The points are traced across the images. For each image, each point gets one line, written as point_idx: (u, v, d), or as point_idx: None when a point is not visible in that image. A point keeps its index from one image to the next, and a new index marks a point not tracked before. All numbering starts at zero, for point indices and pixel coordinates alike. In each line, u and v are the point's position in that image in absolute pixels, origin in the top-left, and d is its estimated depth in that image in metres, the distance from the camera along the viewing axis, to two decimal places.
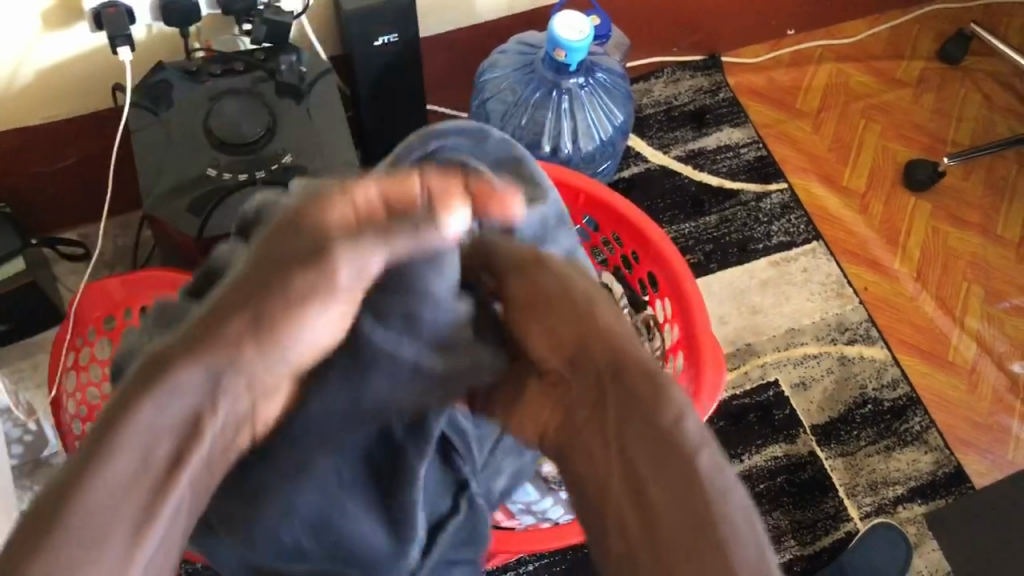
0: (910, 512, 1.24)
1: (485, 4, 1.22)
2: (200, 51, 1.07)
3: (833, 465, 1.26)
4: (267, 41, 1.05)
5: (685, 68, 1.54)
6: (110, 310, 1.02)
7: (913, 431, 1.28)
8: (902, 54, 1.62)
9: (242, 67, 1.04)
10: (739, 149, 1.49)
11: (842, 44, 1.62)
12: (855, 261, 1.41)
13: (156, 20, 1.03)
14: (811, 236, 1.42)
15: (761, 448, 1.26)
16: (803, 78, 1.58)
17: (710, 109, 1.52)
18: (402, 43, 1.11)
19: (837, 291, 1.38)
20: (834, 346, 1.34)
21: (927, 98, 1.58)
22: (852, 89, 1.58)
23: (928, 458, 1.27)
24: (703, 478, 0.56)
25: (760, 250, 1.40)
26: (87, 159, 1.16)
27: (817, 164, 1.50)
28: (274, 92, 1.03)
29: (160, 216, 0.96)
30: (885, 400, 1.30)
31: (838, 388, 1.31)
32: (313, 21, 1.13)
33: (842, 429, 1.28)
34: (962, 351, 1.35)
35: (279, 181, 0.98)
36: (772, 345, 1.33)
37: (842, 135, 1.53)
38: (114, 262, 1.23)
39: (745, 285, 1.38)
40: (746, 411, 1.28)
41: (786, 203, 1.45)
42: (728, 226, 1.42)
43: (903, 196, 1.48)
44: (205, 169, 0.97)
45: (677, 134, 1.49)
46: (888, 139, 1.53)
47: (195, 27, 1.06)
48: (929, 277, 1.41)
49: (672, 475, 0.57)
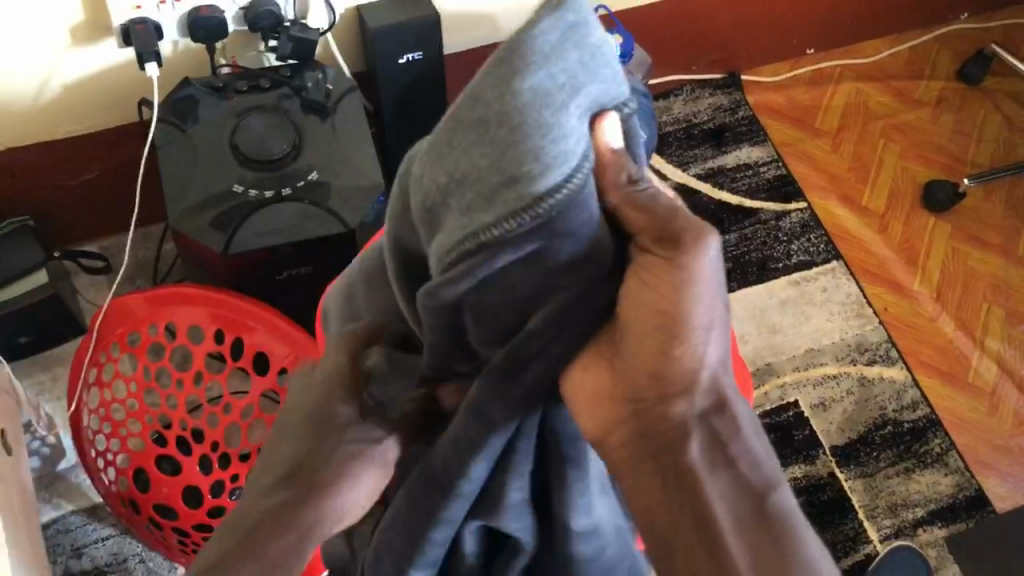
0: (930, 535, 1.23)
1: (507, 20, 1.23)
2: (225, 67, 1.08)
3: (852, 486, 1.25)
4: (293, 57, 1.06)
5: (704, 86, 1.55)
6: (135, 326, 1.02)
7: (933, 453, 1.28)
8: (922, 74, 1.62)
9: (268, 83, 1.04)
10: (758, 167, 1.49)
11: (861, 63, 1.62)
12: (874, 281, 1.41)
13: (183, 36, 1.03)
14: (830, 255, 1.42)
15: (779, 469, 1.25)
16: (822, 97, 1.58)
17: (730, 128, 1.52)
18: (427, 60, 1.11)
19: (856, 311, 1.37)
20: (853, 366, 1.33)
21: (947, 118, 1.58)
22: (872, 109, 1.58)
23: (949, 481, 1.26)
24: (775, 513, 0.47)
25: (779, 269, 1.40)
26: (110, 173, 1.17)
27: (836, 183, 1.49)
28: (299, 109, 1.03)
29: (185, 231, 0.96)
30: (904, 421, 1.30)
31: (858, 409, 1.30)
32: (338, 39, 1.13)
33: (861, 451, 1.27)
34: (983, 373, 1.35)
35: (305, 198, 0.98)
36: (791, 365, 1.33)
37: (861, 155, 1.53)
38: (134, 276, 1.24)
39: (764, 304, 1.37)
40: (765, 431, 1.28)
41: (805, 221, 1.44)
42: (748, 245, 1.41)
43: (923, 216, 1.48)
44: (231, 185, 0.97)
45: (697, 152, 1.49)
46: (907, 159, 1.53)
47: (221, 43, 1.07)
48: (950, 298, 1.40)
49: (739, 510, 0.47)
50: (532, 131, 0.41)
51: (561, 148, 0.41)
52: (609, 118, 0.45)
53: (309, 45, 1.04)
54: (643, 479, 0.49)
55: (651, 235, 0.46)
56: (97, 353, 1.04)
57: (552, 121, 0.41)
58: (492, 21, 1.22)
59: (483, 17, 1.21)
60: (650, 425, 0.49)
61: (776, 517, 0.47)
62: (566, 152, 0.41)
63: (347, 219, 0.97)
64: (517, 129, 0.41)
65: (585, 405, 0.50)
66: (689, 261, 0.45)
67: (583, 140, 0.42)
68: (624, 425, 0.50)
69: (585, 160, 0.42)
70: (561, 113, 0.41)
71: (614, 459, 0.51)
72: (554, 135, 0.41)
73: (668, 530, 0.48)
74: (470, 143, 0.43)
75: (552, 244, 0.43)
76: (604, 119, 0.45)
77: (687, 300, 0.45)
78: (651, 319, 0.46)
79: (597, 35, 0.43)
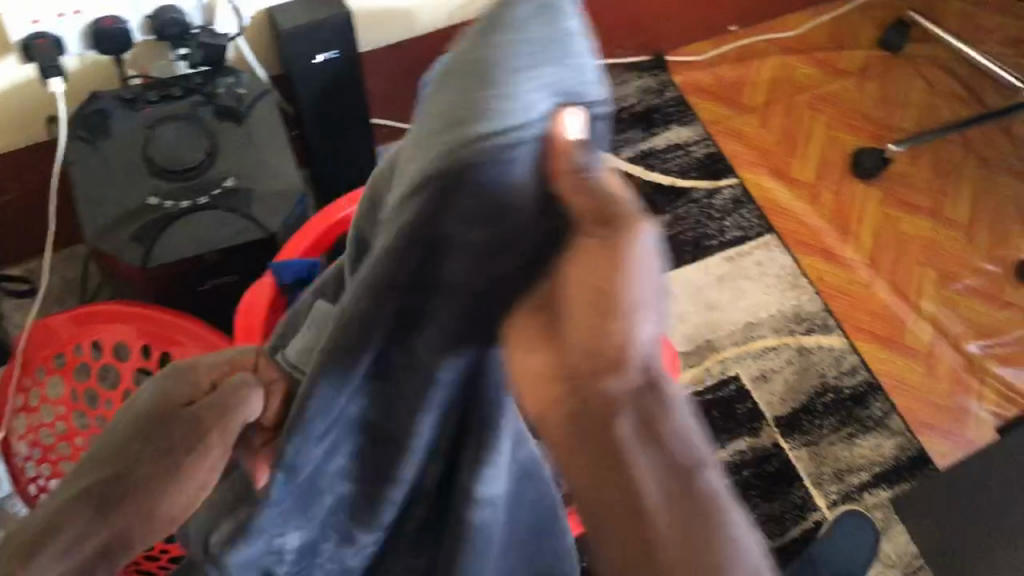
0: (876, 497, 1.24)
1: (424, 14, 1.22)
2: (136, 79, 1.06)
3: (797, 455, 1.26)
4: (203, 64, 1.04)
5: (631, 69, 1.55)
6: (59, 348, 1.00)
7: (875, 417, 1.29)
8: (845, 44, 1.64)
9: (179, 92, 1.03)
10: (688, 147, 1.50)
11: (785, 37, 1.64)
12: (808, 251, 1.42)
13: (88, 50, 1.02)
14: (763, 229, 1.43)
15: (724, 443, 1.26)
16: (748, 73, 1.59)
17: (658, 109, 1.53)
18: (343, 59, 1.10)
19: (792, 283, 1.39)
20: (792, 337, 1.35)
21: (871, 86, 1.60)
22: (797, 81, 1.59)
23: (891, 443, 1.28)
24: (707, 502, 0.42)
25: (714, 246, 1.41)
26: (27, 193, 1.15)
27: (766, 157, 1.51)
28: (213, 116, 1.02)
29: (103, 247, 0.94)
30: (844, 387, 1.31)
31: (799, 378, 1.32)
32: (251, 43, 1.12)
33: (804, 420, 1.29)
34: (919, 335, 1.37)
35: (222, 205, 0.96)
36: (731, 339, 1.34)
37: (789, 127, 1.54)
38: (62, 294, 1.22)
39: (701, 282, 1.38)
40: (708, 407, 1.29)
41: (737, 197, 1.45)
42: (681, 224, 1.42)
43: (853, 185, 1.50)
44: (146, 198, 0.96)
45: (627, 135, 1.50)
46: (835, 129, 1.55)
47: (130, 54, 1.05)
48: (883, 263, 1.42)
49: (676, 510, 0.42)
50: (486, 84, 0.40)
51: (510, 104, 0.40)
52: (575, 114, 0.42)
53: (219, 51, 1.03)
54: (570, 461, 0.43)
55: (590, 217, 0.41)
56: (21, 380, 1.01)
57: (503, 76, 0.40)
58: (407, 16, 1.21)
59: (398, 12, 1.20)
60: (587, 408, 0.42)
61: (700, 498, 0.42)
62: (510, 113, 0.40)
63: (266, 223, 0.96)
64: (473, 84, 0.41)
65: (522, 381, 0.44)
66: (626, 240, 0.40)
67: (535, 109, 0.41)
68: (563, 418, 0.43)
69: (534, 124, 0.41)
70: (518, 73, 0.40)
71: (553, 447, 0.44)
72: (503, 90, 0.40)
73: (595, 513, 0.43)
74: (436, 101, 0.43)
75: (481, 194, 0.41)
76: (566, 111, 0.42)
77: (624, 272, 0.40)
78: (588, 300, 0.41)
79: (573, 29, 0.43)
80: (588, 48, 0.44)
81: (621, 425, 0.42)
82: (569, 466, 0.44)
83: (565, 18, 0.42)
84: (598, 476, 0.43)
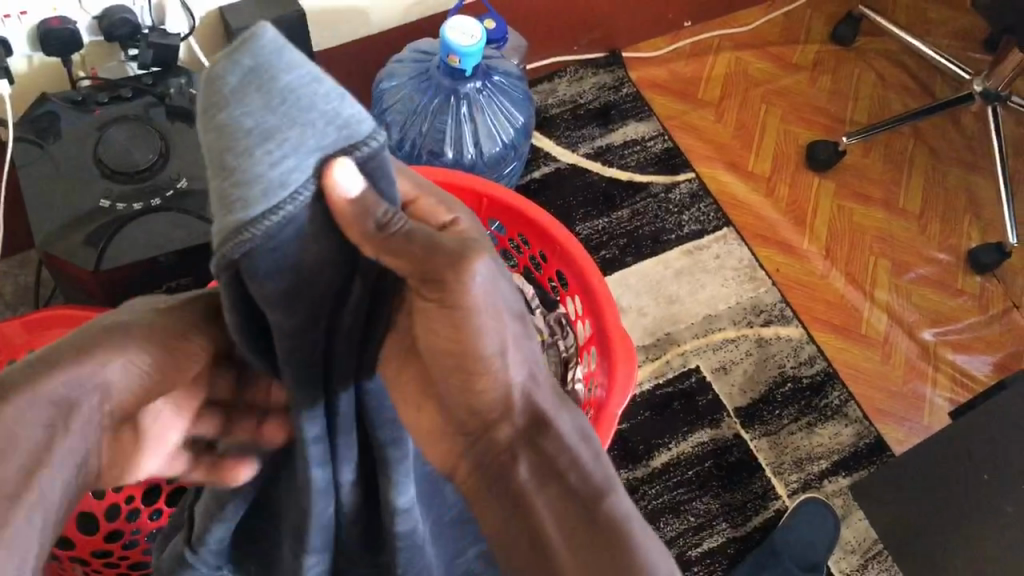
0: (835, 485, 1.26)
1: (377, 12, 1.22)
2: (85, 80, 1.04)
3: (758, 446, 1.28)
4: (154, 65, 1.03)
5: (587, 66, 1.56)
6: (8, 355, 0.98)
7: (833, 405, 1.31)
8: (797, 38, 1.66)
9: (130, 93, 1.02)
10: (645, 142, 1.50)
11: (738, 33, 1.65)
12: (765, 244, 1.44)
13: (36, 51, 1.00)
14: (721, 223, 1.45)
15: (687, 435, 1.27)
16: (703, 69, 1.61)
17: (615, 105, 1.53)
18: None
19: (749, 275, 1.41)
20: (750, 329, 1.36)
21: (824, 80, 1.62)
22: (751, 76, 1.61)
23: (849, 431, 1.30)
24: (609, 520, 0.49)
25: (672, 240, 1.42)
26: None
27: (722, 151, 1.52)
28: (165, 116, 1.01)
29: (55, 252, 0.93)
30: (803, 376, 1.33)
31: (758, 369, 1.33)
32: (202, 42, 1.11)
33: (764, 410, 1.30)
34: (874, 323, 1.39)
35: (175, 207, 0.95)
36: (691, 332, 1.35)
37: (744, 121, 1.56)
38: (16, 303, 1.20)
39: (661, 276, 1.39)
40: (670, 400, 1.29)
41: (695, 191, 1.47)
42: (640, 220, 1.43)
43: (807, 177, 1.51)
44: (98, 201, 0.94)
45: (584, 132, 1.50)
46: (789, 122, 1.57)
47: (79, 56, 1.04)
48: (839, 254, 1.44)
49: (570, 527, 0.49)
50: (225, 173, 0.41)
51: (258, 191, 0.41)
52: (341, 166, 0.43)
53: (170, 51, 1.02)
54: (485, 507, 0.52)
55: (415, 275, 0.47)
56: None
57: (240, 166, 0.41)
58: (360, 14, 1.21)
59: (352, 10, 1.19)
60: (481, 453, 0.52)
61: (604, 519, 0.49)
62: (262, 201, 0.41)
63: None
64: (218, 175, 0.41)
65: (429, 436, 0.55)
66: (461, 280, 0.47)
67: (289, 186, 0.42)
68: (463, 459, 0.53)
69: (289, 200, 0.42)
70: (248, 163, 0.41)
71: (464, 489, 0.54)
72: (239, 178, 0.41)
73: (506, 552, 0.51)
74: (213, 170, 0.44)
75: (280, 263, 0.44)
76: (330, 171, 0.43)
77: (474, 327, 0.48)
78: (444, 354, 0.50)
79: (291, 77, 0.41)
80: (321, 89, 0.42)
81: (520, 466, 0.50)
82: (477, 500, 0.53)
83: (279, 72, 0.40)
84: (503, 514, 0.51)
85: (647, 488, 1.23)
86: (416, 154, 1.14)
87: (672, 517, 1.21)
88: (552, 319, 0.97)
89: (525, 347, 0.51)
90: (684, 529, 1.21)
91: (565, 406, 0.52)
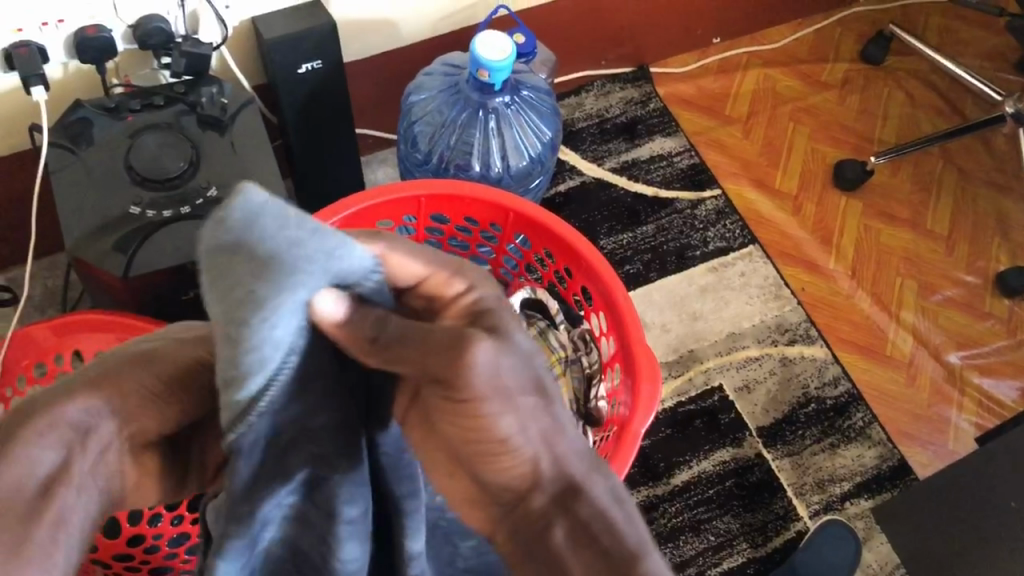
0: (857, 507, 1.25)
1: (408, 24, 1.23)
2: (119, 87, 1.06)
3: (780, 466, 1.27)
4: (186, 74, 1.04)
5: (615, 81, 1.56)
6: (40, 357, 0.99)
7: (856, 427, 1.30)
8: (826, 57, 1.65)
9: (162, 101, 1.03)
10: (672, 158, 1.50)
11: (766, 50, 1.65)
12: (790, 262, 1.43)
13: (71, 58, 1.01)
14: (747, 240, 1.44)
15: (708, 453, 1.26)
16: (730, 85, 1.60)
17: (642, 120, 1.53)
18: (326, 68, 1.10)
19: (774, 293, 1.40)
20: (774, 347, 1.35)
21: (853, 99, 1.61)
22: (780, 94, 1.60)
23: (872, 453, 1.28)
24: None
25: (697, 256, 1.41)
26: (8, 202, 1.14)
27: (749, 169, 1.52)
28: (196, 125, 1.02)
29: (85, 257, 0.93)
30: (827, 398, 1.32)
31: (781, 389, 1.32)
32: (234, 52, 1.12)
33: (787, 430, 1.29)
34: (900, 345, 1.38)
35: (203, 215, 0.96)
36: (714, 350, 1.34)
37: (772, 139, 1.55)
38: (44, 304, 1.21)
39: (684, 292, 1.39)
40: (692, 417, 1.29)
41: (720, 208, 1.46)
42: (665, 235, 1.42)
43: (834, 196, 1.51)
44: (128, 207, 0.95)
45: (611, 146, 1.50)
46: (817, 141, 1.56)
47: (113, 63, 1.05)
48: (865, 274, 1.43)
49: None
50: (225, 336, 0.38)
51: (262, 364, 0.39)
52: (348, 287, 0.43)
53: (203, 61, 1.03)
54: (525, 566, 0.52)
55: (421, 375, 0.46)
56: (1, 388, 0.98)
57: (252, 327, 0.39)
58: (391, 26, 1.22)
59: (382, 23, 1.20)
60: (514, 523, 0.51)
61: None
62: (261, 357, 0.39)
63: None
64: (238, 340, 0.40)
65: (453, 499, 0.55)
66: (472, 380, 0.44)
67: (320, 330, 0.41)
68: (499, 527, 0.52)
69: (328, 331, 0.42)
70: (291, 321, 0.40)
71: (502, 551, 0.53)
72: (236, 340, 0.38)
73: None
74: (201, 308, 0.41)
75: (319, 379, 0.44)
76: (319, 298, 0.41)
77: (492, 417, 0.46)
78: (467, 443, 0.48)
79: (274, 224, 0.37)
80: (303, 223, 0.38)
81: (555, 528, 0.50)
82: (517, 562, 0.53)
83: (259, 243, 0.37)
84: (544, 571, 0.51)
85: (667, 505, 1.22)
86: (443, 166, 1.15)
87: (692, 536, 1.21)
88: (576, 335, 1.00)
89: (544, 414, 0.48)
90: (703, 547, 1.20)
91: (598, 469, 0.52)
